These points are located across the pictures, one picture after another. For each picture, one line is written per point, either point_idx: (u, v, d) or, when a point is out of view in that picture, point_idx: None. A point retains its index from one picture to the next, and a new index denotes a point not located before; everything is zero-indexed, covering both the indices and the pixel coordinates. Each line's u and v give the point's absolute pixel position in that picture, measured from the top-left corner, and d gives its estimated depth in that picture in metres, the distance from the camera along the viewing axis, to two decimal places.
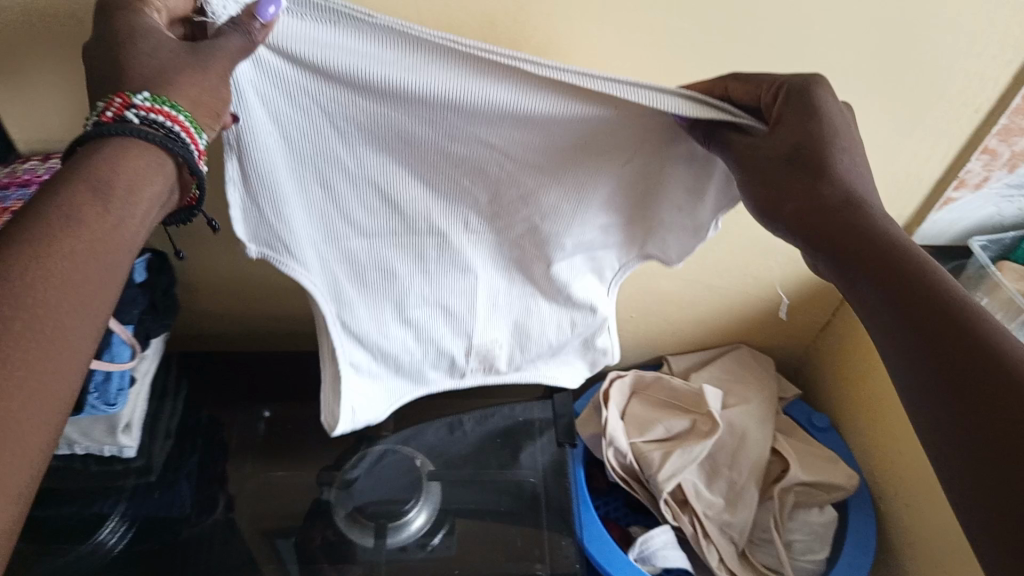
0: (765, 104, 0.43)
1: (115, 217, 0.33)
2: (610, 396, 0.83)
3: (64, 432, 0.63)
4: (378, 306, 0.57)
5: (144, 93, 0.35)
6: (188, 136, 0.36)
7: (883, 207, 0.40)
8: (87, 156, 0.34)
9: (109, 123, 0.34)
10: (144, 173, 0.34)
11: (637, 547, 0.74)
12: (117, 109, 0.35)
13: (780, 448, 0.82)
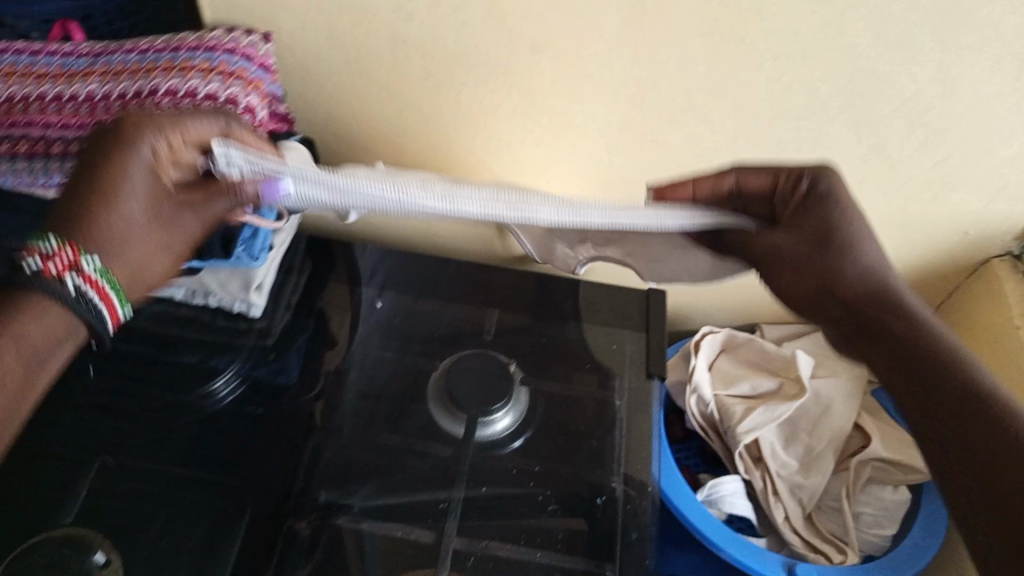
0: (786, 201, 0.51)
1: (39, 367, 0.40)
2: (701, 347, 0.84)
3: (203, 280, 0.69)
4: (368, 167, 0.62)
5: (93, 262, 0.41)
6: (108, 306, 0.42)
7: (902, 298, 0.51)
8: (27, 285, 0.39)
9: (49, 277, 0.39)
10: (60, 317, 0.40)
11: (707, 489, 0.77)
12: (61, 269, 0.40)
13: (863, 424, 0.82)
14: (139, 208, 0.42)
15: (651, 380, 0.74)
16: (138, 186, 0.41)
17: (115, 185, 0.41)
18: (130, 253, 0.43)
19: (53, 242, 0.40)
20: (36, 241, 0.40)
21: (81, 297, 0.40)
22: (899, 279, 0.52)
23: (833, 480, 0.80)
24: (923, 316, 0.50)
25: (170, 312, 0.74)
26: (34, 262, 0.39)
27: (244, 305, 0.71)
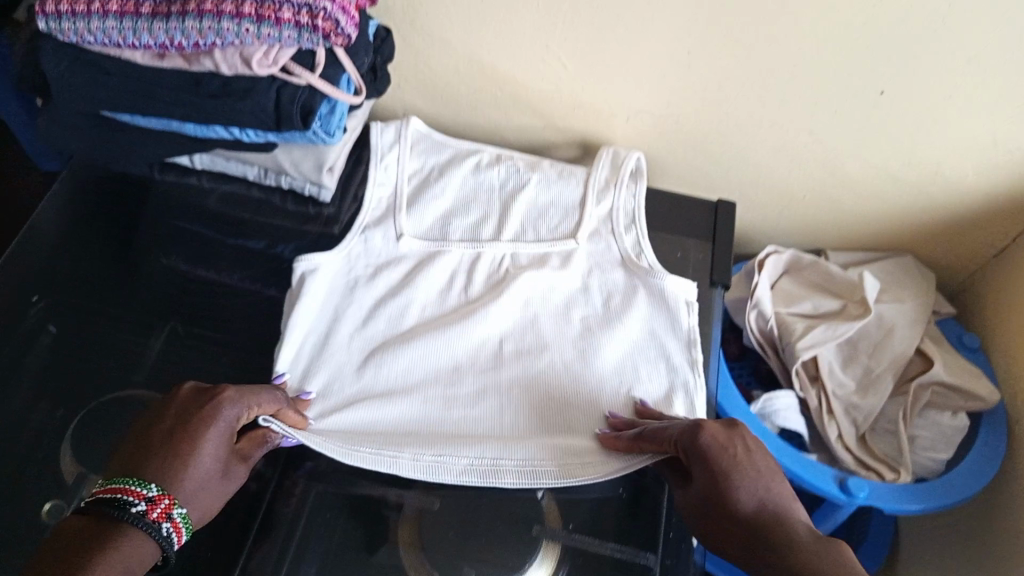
0: (709, 438, 0.54)
1: (145, 550, 0.48)
2: (765, 265, 0.82)
3: (278, 158, 0.70)
4: (391, 248, 0.74)
5: (180, 509, 0.50)
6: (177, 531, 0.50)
7: (789, 520, 0.51)
8: (123, 532, 0.48)
9: (152, 519, 0.49)
10: (146, 544, 0.48)
11: (760, 403, 0.76)
12: (158, 517, 0.49)
13: (926, 350, 0.80)
14: (218, 449, 0.54)
15: (714, 290, 0.73)
16: (212, 445, 0.53)
17: (204, 430, 0.53)
18: (201, 489, 0.52)
19: (154, 492, 0.50)
20: (139, 487, 0.49)
21: (168, 542, 0.49)
22: (793, 522, 0.51)
23: (889, 403, 0.80)
24: (807, 538, 0.50)
25: (244, 192, 0.77)
26: (140, 506, 0.49)
27: (315, 188, 0.72)
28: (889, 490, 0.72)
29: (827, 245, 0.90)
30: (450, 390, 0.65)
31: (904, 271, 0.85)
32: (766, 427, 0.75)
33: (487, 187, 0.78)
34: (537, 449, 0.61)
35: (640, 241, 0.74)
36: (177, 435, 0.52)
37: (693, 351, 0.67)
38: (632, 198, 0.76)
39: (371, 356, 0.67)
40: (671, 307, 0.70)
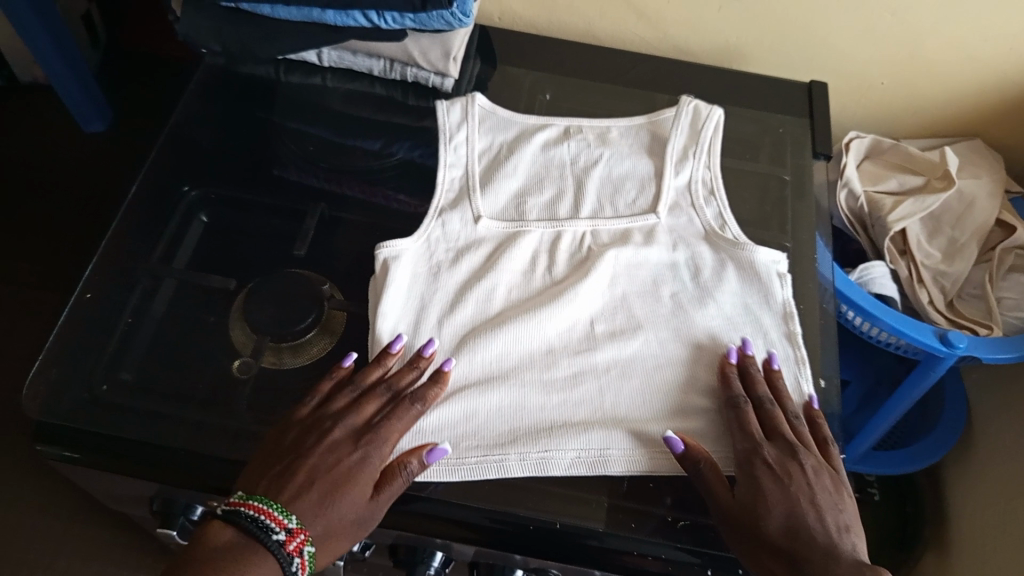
0: (767, 453, 0.57)
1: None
2: (851, 146, 0.87)
3: (407, 48, 0.75)
4: (468, 231, 0.71)
5: (310, 547, 0.52)
6: (302, 567, 0.52)
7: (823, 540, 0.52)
8: (256, 554, 0.50)
9: (285, 549, 0.51)
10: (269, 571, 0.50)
11: (859, 272, 0.82)
12: (294, 549, 0.51)
13: (1004, 219, 0.86)
14: (363, 495, 0.54)
15: (817, 160, 0.80)
16: (351, 493, 0.54)
17: (354, 475, 0.54)
18: (343, 534, 0.53)
19: (292, 526, 0.52)
20: (281, 516, 0.52)
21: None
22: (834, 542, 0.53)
23: (973, 271, 0.86)
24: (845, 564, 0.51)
25: (366, 88, 0.81)
26: (280, 536, 0.51)
27: (439, 78, 0.78)
28: (984, 341, 0.77)
29: (902, 134, 0.95)
30: (547, 376, 0.63)
31: (973, 153, 0.91)
32: (867, 294, 0.80)
33: (556, 163, 0.77)
34: (646, 434, 0.60)
35: (722, 213, 0.73)
36: (328, 480, 0.54)
37: (791, 324, 0.66)
38: (715, 150, 0.77)
39: (461, 343, 0.64)
40: (766, 277, 0.69)
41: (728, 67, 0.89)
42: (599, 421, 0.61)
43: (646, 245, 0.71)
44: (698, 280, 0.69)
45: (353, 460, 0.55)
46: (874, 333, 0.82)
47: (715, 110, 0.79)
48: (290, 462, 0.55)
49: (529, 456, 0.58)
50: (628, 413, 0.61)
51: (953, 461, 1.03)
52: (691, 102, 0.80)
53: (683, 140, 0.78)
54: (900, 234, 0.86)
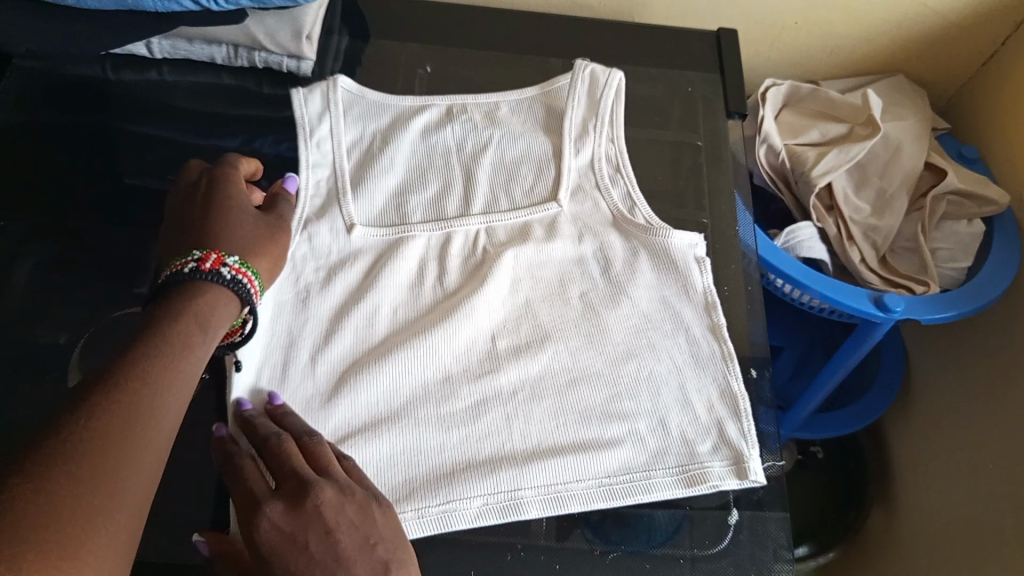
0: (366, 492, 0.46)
1: (207, 341, 0.45)
2: (768, 96, 0.80)
3: (249, 31, 0.63)
4: (343, 244, 0.61)
5: (233, 257, 0.48)
6: (246, 278, 0.48)
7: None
8: (191, 294, 0.45)
9: (207, 271, 0.46)
10: (216, 304, 0.46)
11: (786, 236, 0.75)
12: (215, 265, 0.47)
13: (932, 163, 0.80)
14: (245, 205, 0.53)
15: (731, 120, 0.73)
16: (232, 206, 0.52)
17: (222, 193, 0.53)
18: (253, 242, 0.52)
19: (198, 253, 0.47)
20: (183, 258, 0.47)
21: (237, 283, 0.47)
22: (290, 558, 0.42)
23: (905, 222, 0.80)
24: None
25: (213, 80, 0.69)
26: (191, 265, 0.46)
27: (294, 61, 0.66)
28: (922, 301, 0.72)
29: (819, 76, 0.88)
30: (444, 411, 0.54)
31: (895, 91, 0.84)
32: (794, 260, 0.74)
33: (437, 152, 0.67)
34: (563, 465, 0.53)
35: (630, 192, 0.65)
36: (198, 214, 0.51)
37: (714, 316, 0.59)
38: (617, 121, 0.69)
39: (341, 382, 0.55)
40: (681, 260, 0.61)
41: (627, 20, 0.80)
42: (506, 457, 0.53)
43: (552, 240, 0.63)
44: (605, 277, 0.61)
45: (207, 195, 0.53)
46: (805, 301, 0.75)
47: (617, 74, 0.71)
48: (168, 242, 0.51)
49: (426, 512, 0.50)
50: (542, 443, 0.54)
51: (894, 412, 0.99)
52: (588, 66, 0.71)
53: (581, 112, 0.69)
54: (825, 189, 0.78)
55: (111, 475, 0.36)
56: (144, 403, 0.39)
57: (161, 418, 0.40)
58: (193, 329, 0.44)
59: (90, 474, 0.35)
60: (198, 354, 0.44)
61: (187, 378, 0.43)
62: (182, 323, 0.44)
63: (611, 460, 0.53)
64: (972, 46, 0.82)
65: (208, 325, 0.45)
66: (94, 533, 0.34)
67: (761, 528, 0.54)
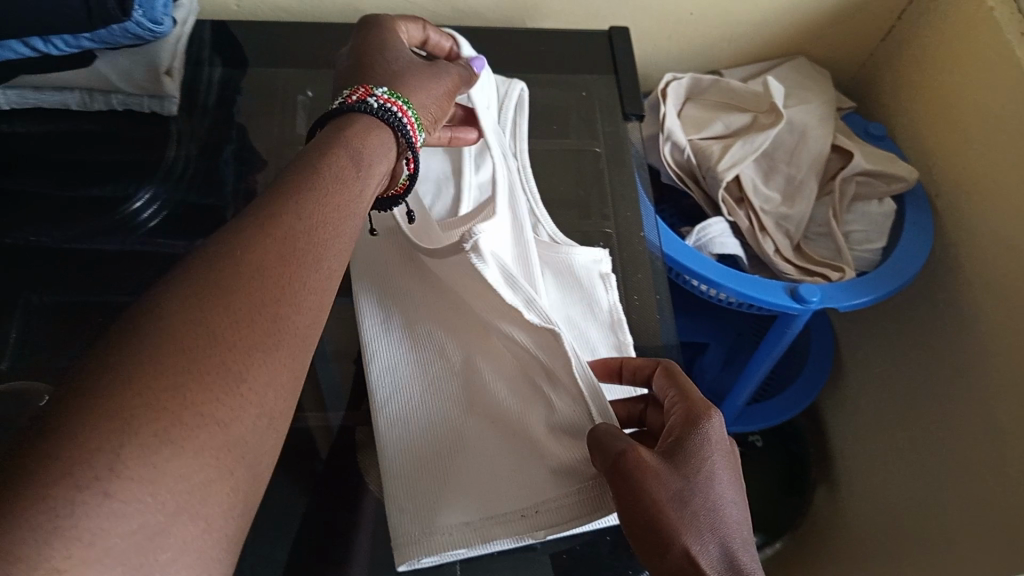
0: None
1: (359, 184, 0.44)
2: (668, 93, 0.77)
3: (102, 73, 0.58)
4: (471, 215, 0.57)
5: (382, 90, 0.50)
6: (398, 110, 0.49)
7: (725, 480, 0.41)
8: (337, 132, 0.46)
9: (355, 102, 0.49)
10: (368, 143, 0.47)
11: (696, 235, 0.73)
12: (360, 97, 0.49)
13: (840, 145, 0.79)
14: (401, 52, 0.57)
15: (629, 122, 0.70)
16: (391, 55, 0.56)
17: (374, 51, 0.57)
18: (407, 85, 0.54)
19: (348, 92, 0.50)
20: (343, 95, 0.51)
21: (385, 109, 0.49)
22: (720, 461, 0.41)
23: (816, 207, 0.78)
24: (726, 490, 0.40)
25: (70, 127, 0.64)
26: (341, 102, 0.49)
27: (157, 102, 0.63)
28: (838, 289, 0.70)
29: (720, 64, 0.86)
30: (407, 440, 0.50)
31: (799, 73, 0.83)
32: (704, 255, 0.72)
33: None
34: None
35: (534, 210, 0.62)
36: (357, 61, 0.56)
37: (619, 334, 0.57)
38: (523, 134, 0.66)
39: (470, 365, 0.52)
40: (572, 273, 0.59)
41: (519, 24, 0.77)
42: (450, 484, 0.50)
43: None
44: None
45: (367, 46, 0.57)
46: (722, 298, 0.73)
47: (517, 84, 0.68)
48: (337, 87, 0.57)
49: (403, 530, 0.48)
50: None
51: (830, 394, 0.98)
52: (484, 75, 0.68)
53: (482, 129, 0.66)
54: (734, 181, 0.77)
55: (268, 309, 0.35)
56: (301, 236, 0.38)
57: (325, 253, 0.39)
58: (345, 168, 0.44)
59: (251, 312, 0.34)
60: (354, 192, 0.43)
61: (348, 216, 0.42)
62: (337, 160, 0.44)
63: None
64: (870, 21, 0.81)
65: (358, 157, 0.45)
66: (254, 360, 0.33)
67: None
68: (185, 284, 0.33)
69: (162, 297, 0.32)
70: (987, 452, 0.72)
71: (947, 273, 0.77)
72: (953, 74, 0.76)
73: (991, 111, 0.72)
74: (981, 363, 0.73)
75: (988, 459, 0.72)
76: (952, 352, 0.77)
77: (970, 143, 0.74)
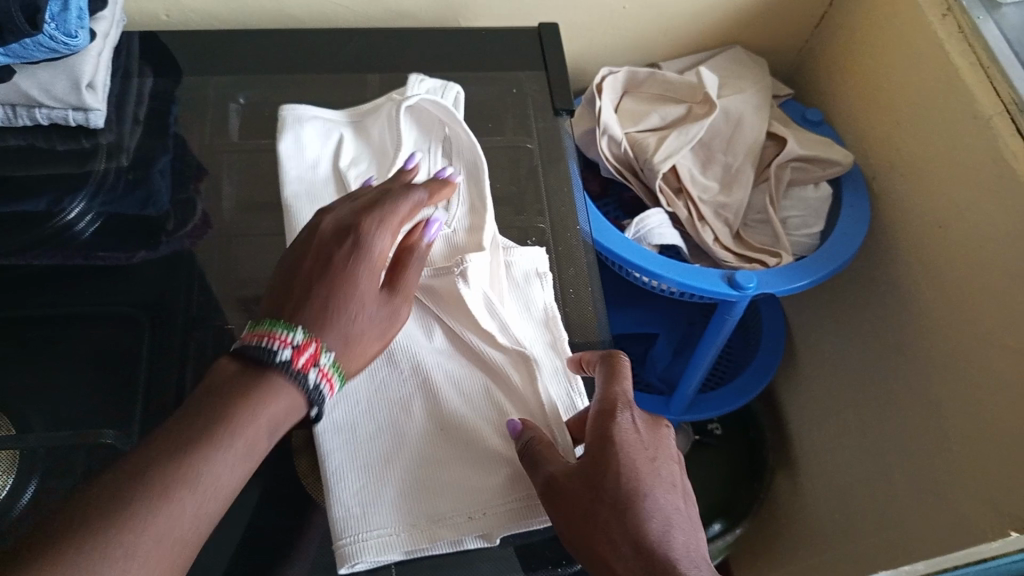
0: None
1: (276, 405, 0.42)
2: (603, 88, 0.78)
3: (20, 86, 0.58)
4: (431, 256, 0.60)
5: (328, 357, 0.44)
6: (326, 380, 0.44)
7: (646, 466, 0.45)
8: (254, 376, 0.42)
9: (299, 368, 0.43)
10: (282, 401, 0.42)
11: (635, 227, 0.73)
12: (306, 364, 0.43)
13: (775, 133, 0.80)
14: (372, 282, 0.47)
15: (560, 118, 0.71)
16: (368, 288, 0.47)
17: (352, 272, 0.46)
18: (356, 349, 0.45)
19: (300, 337, 0.44)
20: (283, 332, 0.44)
21: (317, 393, 0.43)
22: (639, 447, 0.46)
23: (754, 195, 0.79)
24: (648, 475, 0.45)
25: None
26: (285, 354, 0.43)
27: (82, 115, 0.62)
28: (775, 275, 0.71)
29: (658, 57, 0.87)
30: (353, 445, 0.51)
31: (735, 63, 0.84)
32: (642, 247, 0.73)
33: (300, 172, 0.64)
34: (431, 496, 0.49)
35: (468, 209, 0.62)
36: (321, 274, 0.46)
37: (554, 331, 0.57)
38: (461, 139, 0.65)
39: (426, 379, 0.54)
40: (502, 272, 0.59)
41: (452, 24, 0.78)
42: (394, 484, 0.50)
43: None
44: (426, 306, 0.57)
45: (341, 250, 0.47)
46: (664, 289, 0.74)
47: (453, 87, 0.68)
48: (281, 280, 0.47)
49: (345, 530, 0.48)
50: (417, 471, 0.50)
51: (786, 379, 0.99)
52: (417, 77, 0.68)
53: (415, 136, 0.66)
54: (672, 172, 0.77)
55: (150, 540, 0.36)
56: (193, 464, 0.38)
57: (220, 475, 0.39)
58: (250, 425, 0.41)
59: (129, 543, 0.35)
60: (268, 410, 0.41)
61: (256, 428, 0.41)
62: (247, 443, 0.40)
63: (469, 496, 0.49)
64: (802, 9, 0.82)
65: (266, 432, 0.41)
66: None
67: None
68: (68, 522, 0.35)
69: (37, 546, 0.35)
70: (931, 424, 0.73)
71: (887, 254, 0.78)
72: (883, 59, 0.77)
73: (919, 94, 0.73)
74: (922, 338, 0.74)
75: (932, 432, 0.73)
76: (894, 331, 0.78)
77: (900, 123, 0.76)
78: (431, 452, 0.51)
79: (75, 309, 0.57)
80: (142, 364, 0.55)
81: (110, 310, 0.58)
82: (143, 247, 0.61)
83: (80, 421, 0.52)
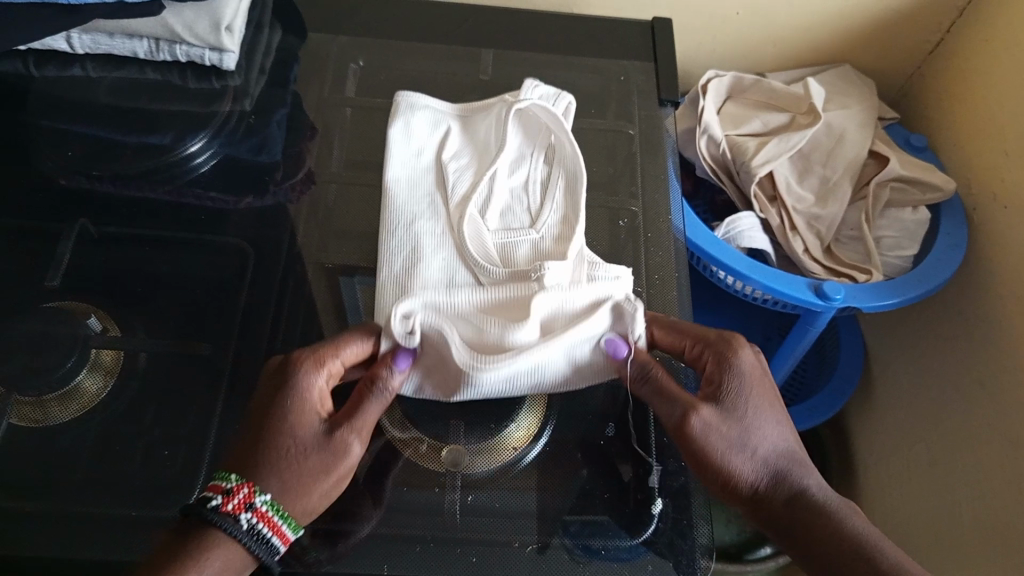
0: None
1: (200, 544, 0.41)
2: (708, 88, 0.78)
3: (167, 23, 0.64)
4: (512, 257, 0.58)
5: (261, 496, 0.43)
6: (262, 520, 0.42)
7: (765, 397, 0.49)
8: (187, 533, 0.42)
9: (227, 512, 0.42)
10: (213, 548, 0.41)
11: (725, 227, 0.73)
12: (236, 507, 0.42)
13: (877, 151, 0.79)
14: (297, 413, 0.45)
15: (663, 108, 0.72)
16: (293, 413, 0.45)
17: (276, 409, 0.45)
18: (296, 489, 0.43)
19: (229, 484, 0.43)
20: (216, 482, 0.43)
21: (256, 536, 0.42)
22: (755, 381, 0.49)
23: (849, 210, 0.79)
24: (763, 406, 0.49)
25: (137, 75, 0.69)
26: (214, 501, 0.42)
27: (217, 55, 0.67)
28: (863, 289, 0.70)
29: (765, 67, 0.87)
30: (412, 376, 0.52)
31: (842, 80, 0.83)
32: (732, 248, 0.73)
33: (404, 157, 0.64)
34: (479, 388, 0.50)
35: (560, 222, 0.59)
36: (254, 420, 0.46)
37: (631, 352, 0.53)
38: (565, 149, 0.63)
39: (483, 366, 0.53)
40: (567, 283, 0.53)
41: (565, 11, 0.80)
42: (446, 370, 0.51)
43: (477, 276, 0.56)
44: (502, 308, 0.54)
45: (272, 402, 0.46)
46: (747, 291, 0.74)
47: (569, 98, 0.67)
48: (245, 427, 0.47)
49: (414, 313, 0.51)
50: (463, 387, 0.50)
51: (856, 407, 0.97)
52: (533, 83, 0.67)
53: (518, 140, 0.64)
54: (767, 178, 0.78)
55: None
56: None
57: None
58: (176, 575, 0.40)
59: None
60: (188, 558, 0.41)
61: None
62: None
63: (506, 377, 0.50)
64: (917, 33, 0.82)
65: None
66: None
67: (685, 506, 0.50)
68: None
69: None
70: (1008, 464, 0.71)
71: (980, 285, 0.77)
72: (997, 89, 0.76)
73: None
74: (1007, 375, 0.72)
75: (1008, 475, 0.71)
76: (978, 364, 0.76)
77: (1007, 155, 0.74)
78: (479, 407, 0.53)
79: (190, 235, 0.61)
80: (243, 292, 0.58)
81: (220, 241, 0.61)
82: (252, 192, 0.64)
83: (183, 336, 0.56)
